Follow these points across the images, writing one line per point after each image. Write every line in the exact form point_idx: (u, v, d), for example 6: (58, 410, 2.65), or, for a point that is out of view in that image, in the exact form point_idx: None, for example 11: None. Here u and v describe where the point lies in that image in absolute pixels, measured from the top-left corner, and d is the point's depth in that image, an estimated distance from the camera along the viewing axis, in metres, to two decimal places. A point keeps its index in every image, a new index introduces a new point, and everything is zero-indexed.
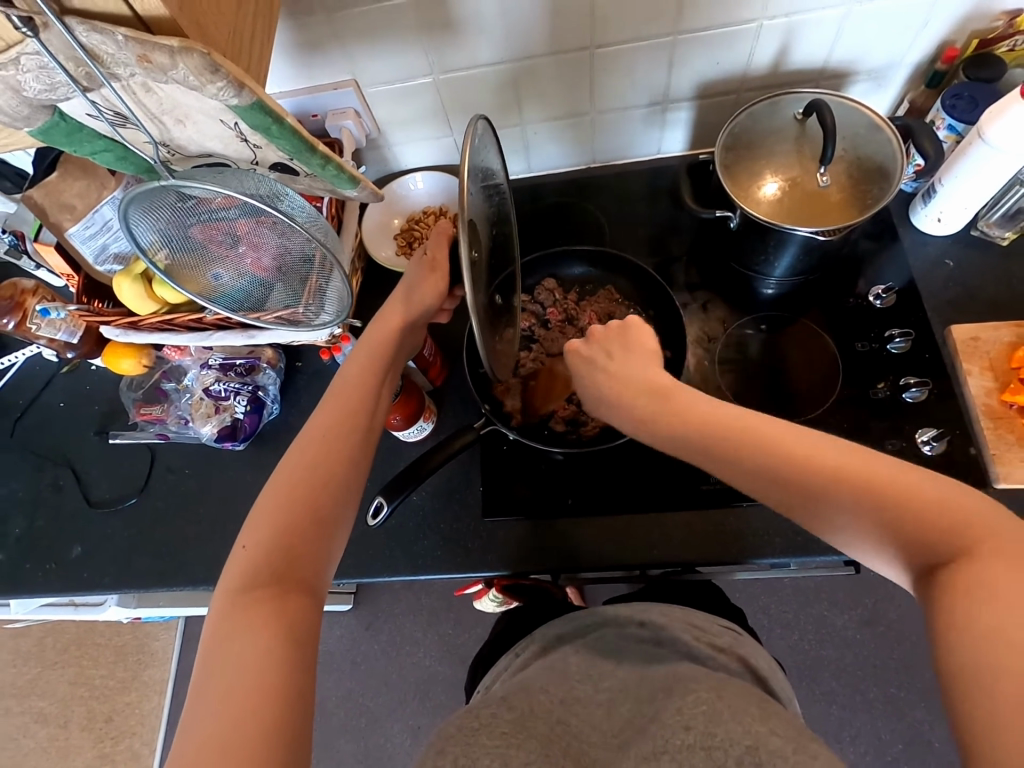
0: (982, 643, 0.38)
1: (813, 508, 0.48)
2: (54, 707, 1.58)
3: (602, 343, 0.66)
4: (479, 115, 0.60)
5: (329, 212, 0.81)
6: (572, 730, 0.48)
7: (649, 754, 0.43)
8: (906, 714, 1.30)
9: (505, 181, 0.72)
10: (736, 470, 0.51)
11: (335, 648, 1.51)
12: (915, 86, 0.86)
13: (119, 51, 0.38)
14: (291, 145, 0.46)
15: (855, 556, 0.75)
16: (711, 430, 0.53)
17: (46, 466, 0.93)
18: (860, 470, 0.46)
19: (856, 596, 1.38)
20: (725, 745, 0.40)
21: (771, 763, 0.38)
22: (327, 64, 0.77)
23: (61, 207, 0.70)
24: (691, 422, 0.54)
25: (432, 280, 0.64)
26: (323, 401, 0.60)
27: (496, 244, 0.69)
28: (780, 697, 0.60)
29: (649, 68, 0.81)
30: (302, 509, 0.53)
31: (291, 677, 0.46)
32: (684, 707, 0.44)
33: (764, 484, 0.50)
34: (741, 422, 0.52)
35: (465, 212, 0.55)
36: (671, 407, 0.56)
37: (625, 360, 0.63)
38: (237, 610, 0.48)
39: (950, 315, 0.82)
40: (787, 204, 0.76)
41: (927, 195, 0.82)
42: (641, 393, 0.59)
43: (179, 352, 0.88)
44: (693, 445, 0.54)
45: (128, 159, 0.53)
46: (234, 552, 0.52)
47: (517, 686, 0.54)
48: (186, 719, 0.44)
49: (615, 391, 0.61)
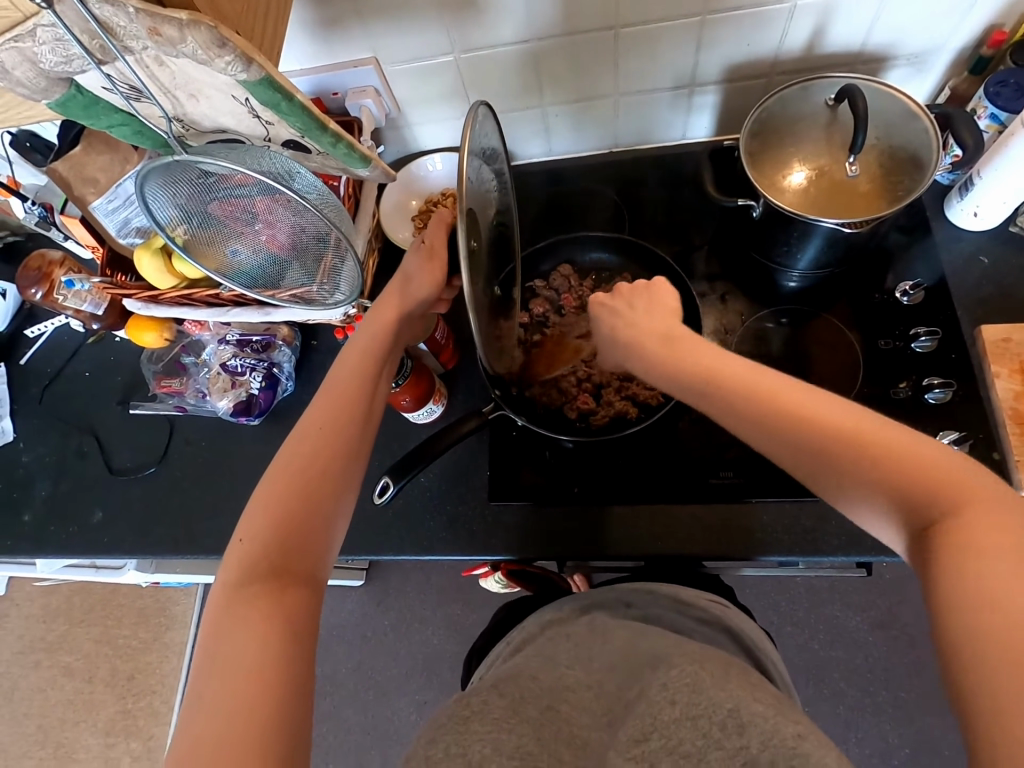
0: (978, 605, 0.39)
1: (817, 464, 0.47)
2: (80, 662, 1.66)
3: (624, 296, 0.65)
4: (479, 101, 0.59)
5: (346, 192, 0.81)
6: (563, 716, 0.47)
7: (639, 736, 0.43)
8: (915, 719, 1.28)
9: (506, 166, 0.71)
10: (745, 422, 0.51)
11: (346, 621, 1.54)
12: (957, 73, 0.82)
13: (131, 24, 0.39)
14: (301, 122, 0.46)
15: (865, 558, 0.74)
16: (722, 381, 0.53)
17: (71, 433, 0.96)
18: (868, 431, 0.46)
19: (869, 598, 1.36)
20: (709, 713, 0.42)
21: (752, 724, 0.40)
22: (348, 41, 0.77)
23: (84, 180, 0.71)
24: (701, 369, 0.54)
25: (431, 269, 0.63)
26: (320, 392, 0.61)
27: (497, 233, 0.69)
28: (771, 674, 0.62)
29: (676, 50, 0.79)
30: (298, 504, 0.54)
31: (287, 668, 0.47)
32: (668, 681, 0.45)
33: (773, 439, 0.49)
34: (755, 378, 0.51)
35: (462, 199, 0.54)
36: (684, 353, 0.56)
37: (643, 306, 0.63)
38: (235, 602, 0.49)
39: (981, 314, 0.79)
40: (813, 193, 0.73)
41: (964, 188, 0.78)
42: (657, 333, 0.59)
43: (199, 327, 0.89)
44: (702, 391, 0.54)
45: (145, 133, 0.54)
46: (232, 546, 0.53)
47: (509, 672, 0.53)
48: (186, 713, 0.46)
49: (626, 338, 0.61)
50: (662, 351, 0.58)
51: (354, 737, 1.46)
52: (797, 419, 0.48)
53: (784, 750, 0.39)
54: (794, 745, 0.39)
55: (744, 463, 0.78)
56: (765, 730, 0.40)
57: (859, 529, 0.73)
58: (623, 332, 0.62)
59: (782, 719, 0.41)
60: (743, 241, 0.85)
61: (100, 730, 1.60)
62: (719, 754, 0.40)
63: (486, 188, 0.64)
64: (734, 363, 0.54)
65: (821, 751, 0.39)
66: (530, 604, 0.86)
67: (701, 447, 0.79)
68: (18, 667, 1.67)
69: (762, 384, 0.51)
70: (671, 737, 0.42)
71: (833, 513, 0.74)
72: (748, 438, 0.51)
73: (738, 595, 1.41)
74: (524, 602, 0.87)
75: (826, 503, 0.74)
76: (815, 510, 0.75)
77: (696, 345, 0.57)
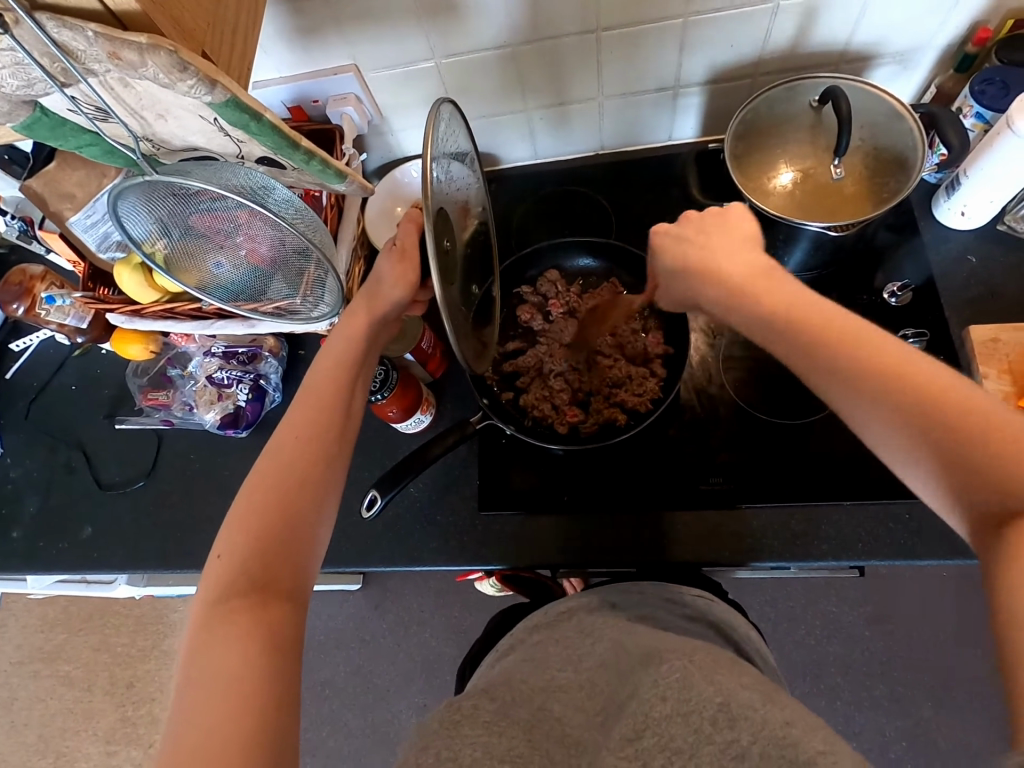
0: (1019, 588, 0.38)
1: (883, 421, 0.44)
2: (79, 671, 1.65)
3: (693, 222, 0.58)
4: (444, 98, 0.59)
5: (329, 203, 0.80)
6: (554, 715, 0.47)
7: (631, 735, 0.42)
8: (912, 713, 1.28)
9: (480, 167, 0.70)
10: (815, 371, 0.47)
11: (343, 625, 1.54)
12: (943, 70, 0.81)
13: (90, 47, 0.39)
14: (272, 141, 0.47)
15: (856, 563, 0.73)
16: (802, 327, 0.48)
17: (59, 448, 0.95)
18: (954, 397, 0.42)
19: (864, 593, 1.36)
20: (699, 707, 0.41)
21: (744, 716, 0.40)
22: (327, 49, 0.76)
23: (61, 196, 0.70)
24: (779, 315, 0.49)
25: (401, 269, 0.61)
26: (295, 402, 0.60)
27: (473, 234, 0.68)
28: (755, 660, 0.62)
29: (659, 51, 0.78)
30: (276, 516, 0.54)
31: (267, 686, 0.47)
32: (659, 678, 0.44)
33: (847, 393, 0.45)
34: (843, 326, 0.47)
35: (428, 200, 0.53)
36: (761, 292, 0.51)
37: (724, 242, 0.55)
38: (214, 618, 0.49)
39: (970, 314, 0.78)
40: (798, 196, 0.73)
41: (951, 187, 0.78)
42: (737, 272, 0.52)
43: (185, 339, 0.88)
44: (777, 332, 0.49)
45: (115, 152, 0.55)
46: (210, 561, 0.53)
47: (498, 679, 0.53)
48: (166, 736, 0.45)
49: (694, 263, 0.54)
50: (738, 285, 0.52)
51: (354, 740, 1.47)
52: (880, 377, 0.44)
53: (774, 739, 0.39)
54: (783, 734, 0.39)
55: (734, 469, 0.77)
56: (756, 721, 0.40)
57: (849, 534, 0.73)
58: (699, 259, 0.54)
59: (771, 709, 0.41)
60: None
61: (100, 738, 1.60)
62: (711, 749, 0.40)
63: (459, 190, 0.64)
64: (823, 304, 0.49)
65: (807, 736, 0.38)
66: (523, 611, 0.85)
67: (692, 453, 0.79)
68: (18, 677, 1.67)
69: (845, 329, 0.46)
70: (663, 735, 0.41)
71: (823, 518, 0.74)
72: (818, 388, 0.47)
73: (736, 592, 1.41)
74: (518, 609, 0.86)
75: (816, 508, 0.74)
76: (805, 516, 0.74)
77: (778, 281, 0.51)
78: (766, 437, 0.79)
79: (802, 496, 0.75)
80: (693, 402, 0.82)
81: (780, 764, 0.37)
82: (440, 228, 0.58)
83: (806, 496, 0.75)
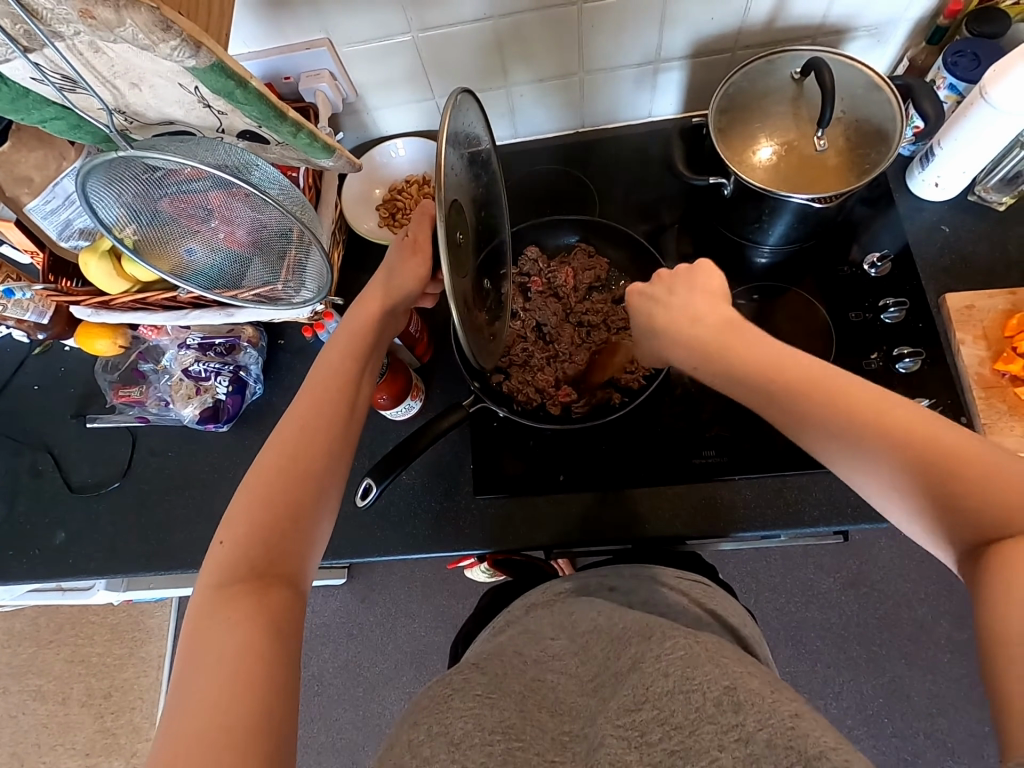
0: None
1: (871, 474, 0.45)
2: (52, 684, 1.59)
3: (664, 281, 0.60)
4: (459, 85, 0.57)
5: (306, 184, 0.77)
6: (549, 685, 0.47)
7: (631, 705, 0.41)
8: (888, 670, 1.34)
9: (493, 154, 0.69)
10: (805, 432, 0.47)
11: (329, 621, 1.52)
12: (915, 44, 0.83)
13: (59, 6, 0.38)
14: (258, 111, 0.45)
15: (844, 526, 0.75)
16: (776, 389, 0.49)
17: (23, 452, 0.90)
18: (932, 442, 0.43)
19: (841, 559, 1.41)
20: (704, 688, 0.40)
21: (749, 702, 0.38)
22: (298, 22, 0.72)
23: (17, 181, 0.66)
24: (758, 369, 0.50)
25: (414, 263, 0.62)
26: (297, 393, 0.58)
27: (484, 225, 0.67)
28: (755, 650, 0.61)
29: (638, 25, 0.77)
30: (280, 506, 0.52)
31: (269, 672, 0.45)
32: (662, 653, 0.43)
33: (842, 451, 0.46)
34: (804, 377, 0.48)
35: (441, 187, 0.52)
36: (738, 346, 0.52)
37: (686, 298, 0.57)
38: (216, 605, 0.47)
39: (945, 282, 0.81)
40: (783, 169, 0.73)
41: (925, 159, 0.80)
42: (706, 327, 0.54)
43: (156, 332, 0.85)
44: (745, 387, 0.51)
45: (82, 127, 0.54)
46: (212, 547, 0.51)
47: (491, 651, 0.52)
48: (164, 723, 0.43)
49: (658, 320, 0.58)
50: (710, 344, 0.53)
51: (344, 735, 1.45)
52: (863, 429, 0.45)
53: (782, 729, 0.36)
54: (793, 725, 0.36)
55: (726, 442, 0.78)
56: (763, 707, 0.38)
57: (838, 499, 0.75)
58: (659, 318, 0.58)
59: (779, 697, 0.39)
60: (714, 220, 0.85)
61: (79, 752, 1.54)
62: (713, 728, 0.38)
63: (471, 176, 0.63)
64: (792, 358, 0.50)
65: (816, 728, 0.36)
66: (514, 592, 0.84)
67: (684, 430, 0.80)
68: None
69: (825, 386, 0.47)
70: (663, 709, 0.40)
71: (815, 485, 0.75)
72: (806, 446, 0.48)
73: (718, 565, 1.45)
74: (509, 590, 0.86)
75: (807, 477, 0.76)
76: (796, 484, 0.76)
77: (745, 333, 0.53)
78: (755, 410, 0.80)
79: (792, 465, 0.76)
80: (683, 377, 0.82)
81: (788, 757, 0.35)
82: (455, 218, 0.58)
83: (797, 467, 0.76)
